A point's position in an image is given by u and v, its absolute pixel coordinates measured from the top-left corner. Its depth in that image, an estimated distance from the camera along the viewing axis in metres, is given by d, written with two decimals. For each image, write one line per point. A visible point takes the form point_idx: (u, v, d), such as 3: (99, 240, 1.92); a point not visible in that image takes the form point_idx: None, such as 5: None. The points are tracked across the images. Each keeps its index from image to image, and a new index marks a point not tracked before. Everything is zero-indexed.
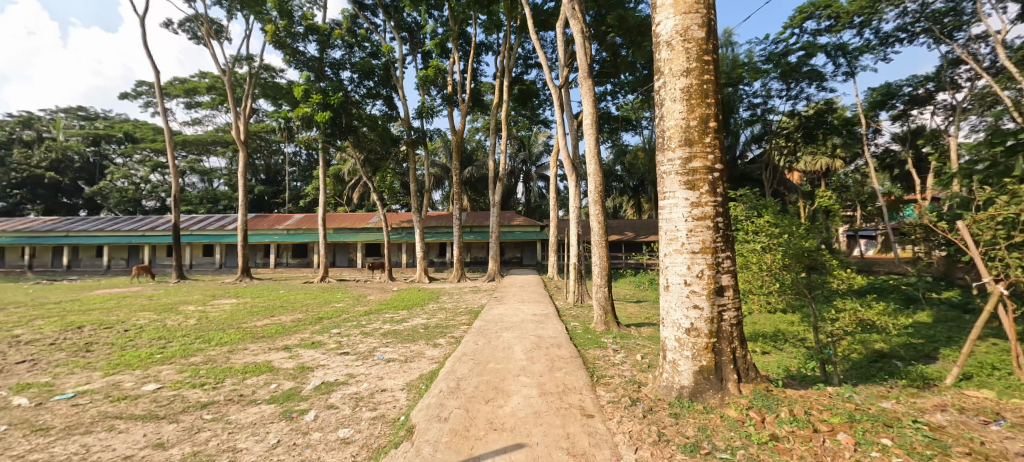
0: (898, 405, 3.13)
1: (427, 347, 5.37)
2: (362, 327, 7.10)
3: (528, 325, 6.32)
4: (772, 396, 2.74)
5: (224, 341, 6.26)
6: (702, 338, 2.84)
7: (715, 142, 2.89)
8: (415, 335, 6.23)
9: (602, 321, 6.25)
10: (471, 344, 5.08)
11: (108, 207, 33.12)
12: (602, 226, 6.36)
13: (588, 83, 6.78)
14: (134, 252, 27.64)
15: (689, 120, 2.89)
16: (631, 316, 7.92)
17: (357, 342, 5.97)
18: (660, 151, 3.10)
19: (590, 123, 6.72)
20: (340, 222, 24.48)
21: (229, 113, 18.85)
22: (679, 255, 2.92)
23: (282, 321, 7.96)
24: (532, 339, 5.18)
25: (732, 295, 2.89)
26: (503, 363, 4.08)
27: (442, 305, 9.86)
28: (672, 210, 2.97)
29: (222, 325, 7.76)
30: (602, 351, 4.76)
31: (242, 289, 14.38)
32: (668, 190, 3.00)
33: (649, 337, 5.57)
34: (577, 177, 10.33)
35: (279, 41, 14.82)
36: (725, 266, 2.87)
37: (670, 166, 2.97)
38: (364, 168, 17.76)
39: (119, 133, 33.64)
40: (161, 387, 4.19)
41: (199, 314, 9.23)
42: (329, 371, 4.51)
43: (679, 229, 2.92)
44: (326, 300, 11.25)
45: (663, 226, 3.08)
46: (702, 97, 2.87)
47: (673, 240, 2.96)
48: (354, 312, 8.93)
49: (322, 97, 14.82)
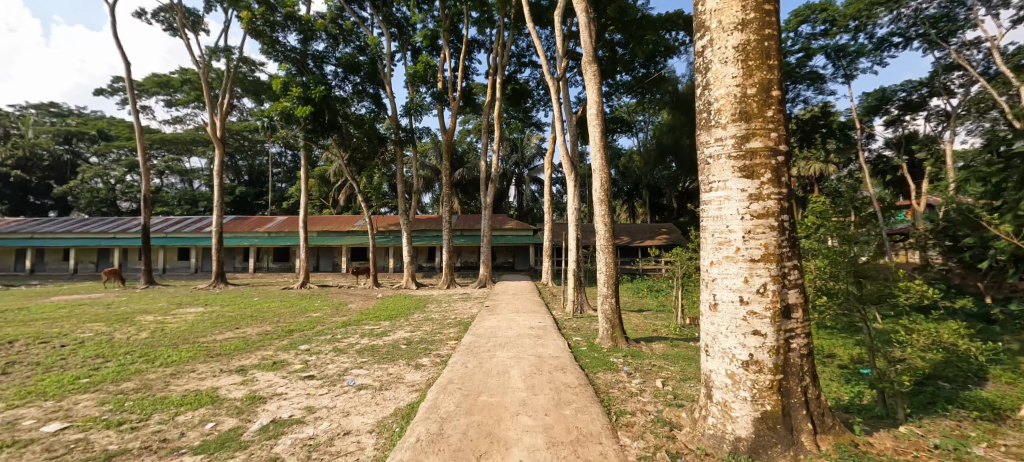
0: (998, 455, 2.47)
1: (407, 369, 4.55)
2: (336, 342, 6.27)
3: (525, 340, 5.55)
4: (865, 455, 2.07)
5: (170, 361, 5.38)
6: (766, 375, 2.14)
7: (779, 114, 2.21)
8: (395, 352, 5.43)
9: (609, 336, 5.54)
10: (459, 366, 4.29)
11: (79, 208, 31.44)
12: (608, 228, 5.67)
13: (593, 68, 6.08)
14: (104, 255, 26.15)
15: (746, 86, 2.20)
16: (637, 329, 7.24)
17: (327, 362, 5.12)
18: (703, 130, 2.42)
19: (595, 114, 6.05)
20: (325, 225, 23.46)
21: (205, 110, 17.85)
22: (731, 266, 2.23)
23: (247, 335, 7.05)
24: (531, 360, 4.43)
25: (801, 317, 2.22)
26: (497, 396, 3.32)
27: (428, 315, 9.02)
28: (721, 205, 2.28)
29: (177, 339, 6.84)
30: (613, 374, 4.05)
31: (212, 296, 13.40)
32: (715, 179, 2.32)
33: (665, 356, 4.89)
34: (576, 175, 9.72)
35: (257, 30, 13.95)
36: (792, 278, 2.19)
37: (720, 147, 2.28)
38: (349, 168, 16.94)
39: (92, 130, 32.08)
40: (66, 429, 3.32)
41: (156, 325, 8.28)
42: (284, 403, 3.67)
43: (732, 230, 2.22)
44: (302, 308, 10.35)
45: (708, 226, 2.39)
46: (762, 57, 2.20)
47: (725, 245, 2.26)
48: (331, 323, 8.06)
49: (302, 90, 13.95)
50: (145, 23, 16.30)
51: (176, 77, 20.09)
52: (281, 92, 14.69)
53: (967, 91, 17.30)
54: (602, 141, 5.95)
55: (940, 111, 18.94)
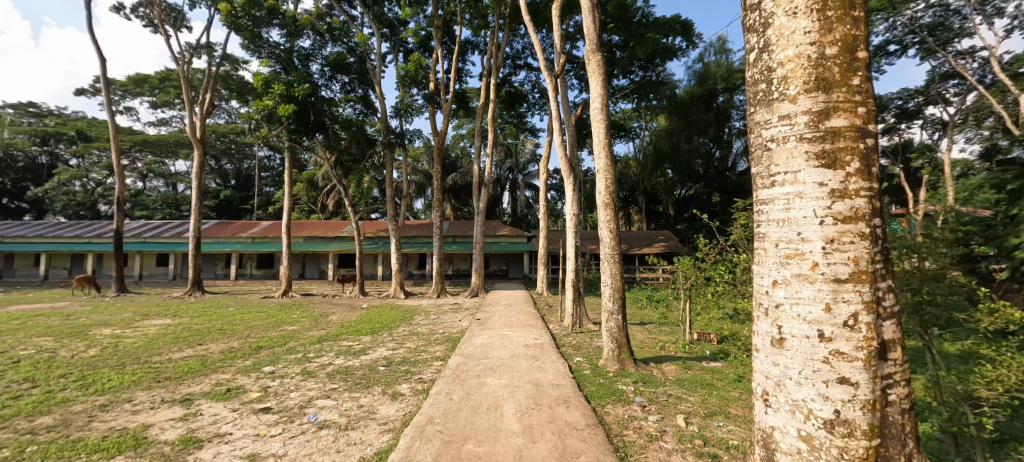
0: None
1: (381, 400, 3.86)
2: (306, 362, 5.55)
3: (519, 363, 4.88)
4: None
5: (107, 387, 4.61)
6: (860, 442, 1.52)
7: (868, 82, 1.65)
8: (371, 376, 4.75)
9: (614, 358, 4.91)
10: (442, 399, 3.61)
11: (55, 211, 30.17)
12: (614, 235, 5.07)
13: (597, 57, 5.54)
14: (78, 260, 24.92)
15: (823, 45, 1.63)
16: (642, 346, 6.66)
17: (290, 389, 4.39)
18: (760, 106, 1.83)
19: (599, 108, 5.50)
20: (311, 230, 22.66)
21: (185, 110, 17.03)
22: (800, 287, 1.65)
23: (207, 353, 6.27)
24: (527, 390, 3.76)
25: (899, 357, 1.63)
26: (488, 443, 2.67)
27: (414, 329, 8.28)
28: (789, 203, 1.68)
29: (126, 358, 6.04)
30: (626, 409, 3.40)
31: (184, 305, 12.51)
32: (779, 168, 1.72)
33: (681, 382, 4.28)
34: (577, 179, 9.20)
35: (236, 23, 13.23)
36: (887, 305, 1.61)
37: (789, 127, 1.68)
38: (336, 171, 16.20)
39: (71, 131, 30.77)
40: None
41: (110, 341, 7.41)
42: (224, 449, 2.97)
43: (807, 237, 1.63)
44: (278, 320, 9.56)
45: (769, 233, 1.79)
46: (845, 6, 1.64)
47: (796, 257, 1.66)
48: (306, 339, 7.33)
49: (285, 88, 13.31)
50: (124, 18, 15.54)
51: (157, 75, 19.26)
52: (263, 90, 14.06)
53: (963, 100, 17.21)
54: (607, 139, 5.38)
55: (935, 119, 18.91)
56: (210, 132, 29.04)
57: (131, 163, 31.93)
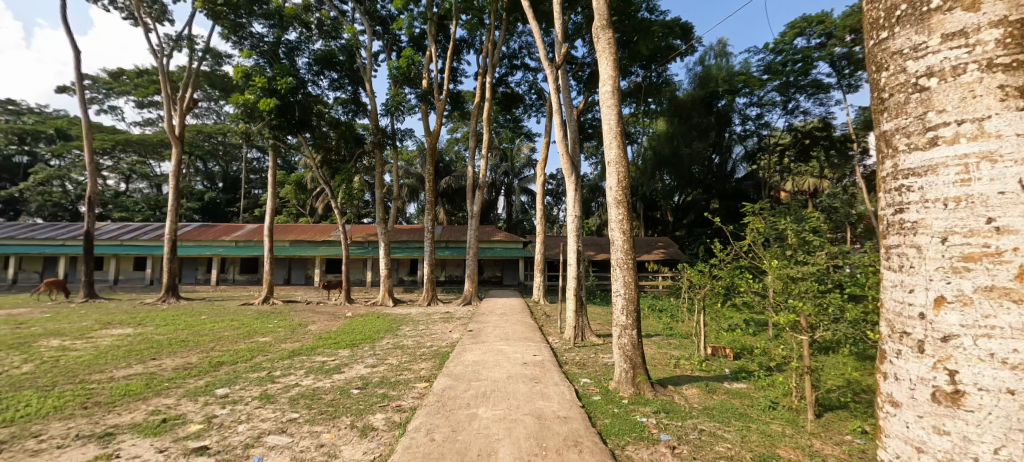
0: None
1: (346, 438, 3.12)
2: (269, 383, 4.78)
3: (517, 387, 4.16)
4: None
5: (9, 418, 3.76)
6: None
7: None
8: (342, 402, 4.01)
9: (629, 380, 4.23)
10: (421, 439, 2.89)
11: (30, 212, 28.84)
12: (627, 237, 4.43)
13: (606, 34, 4.93)
14: (51, 263, 23.68)
15: None
16: (655, 364, 5.99)
17: (240, 420, 3.64)
18: (906, 29, 1.21)
19: (609, 93, 4.89)
20: (297, 234, 21.71)
21: (165, 107, 16.20)
22: (991, 310, 0.98)
23: (157, 371, 5.46)
24: (527, 426, 3.07)
25: None
26: None
27: (400, 341, 7.54)
28: (966, 171, 1.04)
29: (59, 376, 5.19)
30: (653, 453, 2.73)
31: (153, 313, 11.63)
32: (944, 116, 1.09)
33: (708, 412, 3.59)
34: (577, 179, 8.55)
35: (216, 10, 12.60)
36: None
37: (965, 51, 1.05)
38: (322, 171, 15.25)
39: (49, 129, 29.54)
40: None
41: (52, 355, 6.52)
42: None
43: (1009, 228, 0.97)
44: (252, 331, 8.72)
45: (926, 220, 1.14)
46: None
47: (985, 258, 1.00)
48: (276, 353, 6.54)
49: (267, 81, 12.62)
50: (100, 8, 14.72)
51: (136, 69, 18.33)
52: (244, 84, 13.36)
53: None
54: (619, 128, 4.76)
55: None
56: (196, 132, 28.07)
57: (113, 163, 30.76)
